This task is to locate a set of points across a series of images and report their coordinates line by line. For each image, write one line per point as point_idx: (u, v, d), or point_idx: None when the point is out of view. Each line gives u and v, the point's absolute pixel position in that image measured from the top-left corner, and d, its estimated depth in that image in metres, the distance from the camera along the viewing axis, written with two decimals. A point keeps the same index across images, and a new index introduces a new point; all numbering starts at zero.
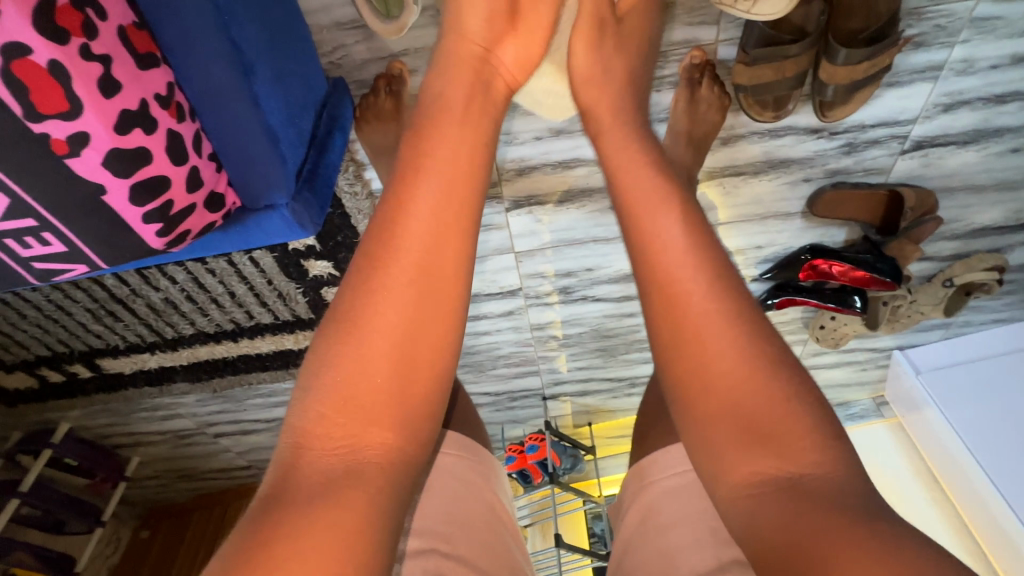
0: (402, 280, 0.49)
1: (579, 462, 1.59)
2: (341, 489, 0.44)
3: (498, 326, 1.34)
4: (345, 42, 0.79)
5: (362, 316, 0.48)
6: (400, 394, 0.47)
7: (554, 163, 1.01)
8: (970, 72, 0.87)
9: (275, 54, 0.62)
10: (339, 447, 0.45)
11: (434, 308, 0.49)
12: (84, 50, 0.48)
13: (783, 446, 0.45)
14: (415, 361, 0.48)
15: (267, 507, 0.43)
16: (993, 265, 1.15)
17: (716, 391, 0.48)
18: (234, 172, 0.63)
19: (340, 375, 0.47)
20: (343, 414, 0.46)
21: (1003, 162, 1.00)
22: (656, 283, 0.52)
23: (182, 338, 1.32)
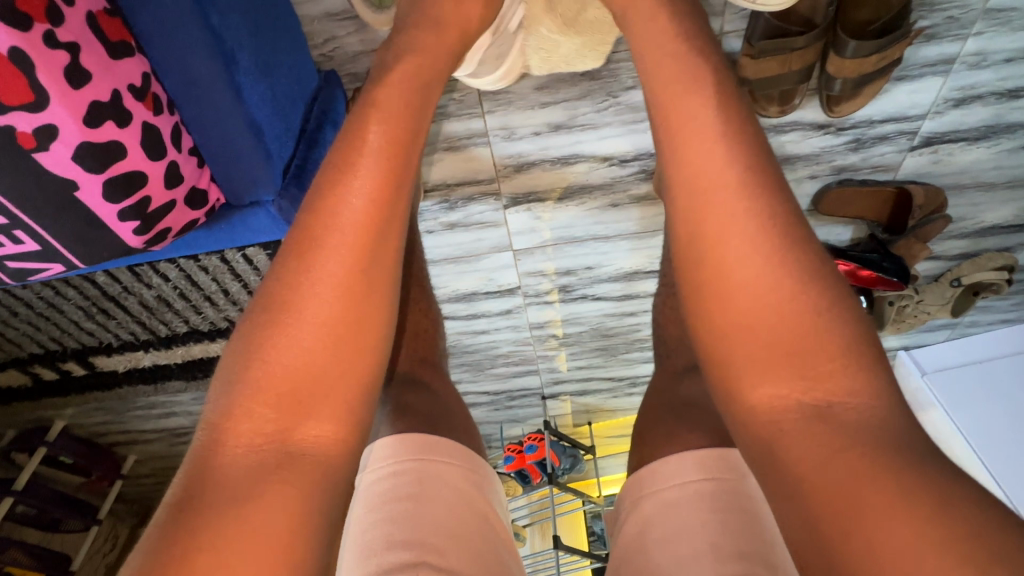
0: (336, 261, 0.47)
1: (578, 462, 1.57)
2: (265, 486, 0.41)
3: (496, 324, 1.32)
4: (336, 33, 0.77)
5: (294, 300, 0.46)
6: (337, 379, 0.46)
7: (553, 159, 0.99)
8: (983, 66, 0.84)
9: (259, 44, 0.60)
10: (267, 440, 0.43)
11: (372, 290, 0.48)
12: (49, 38, 0.45)
13: (809, 369, 0.43)
14: (352, 344, 0.47)
15: (183, 502, 0.40)
16: (1003, 264, 1.12)
17: (741, 303, 0.45)
18: (217, 168, 0.61)
19: (272, 363, 0.44)
20: (279, 402, 0.44)
21: (1014, 158, 0.98)
22: (680, 193, 0.50)
23: (176, 336, 1.31)
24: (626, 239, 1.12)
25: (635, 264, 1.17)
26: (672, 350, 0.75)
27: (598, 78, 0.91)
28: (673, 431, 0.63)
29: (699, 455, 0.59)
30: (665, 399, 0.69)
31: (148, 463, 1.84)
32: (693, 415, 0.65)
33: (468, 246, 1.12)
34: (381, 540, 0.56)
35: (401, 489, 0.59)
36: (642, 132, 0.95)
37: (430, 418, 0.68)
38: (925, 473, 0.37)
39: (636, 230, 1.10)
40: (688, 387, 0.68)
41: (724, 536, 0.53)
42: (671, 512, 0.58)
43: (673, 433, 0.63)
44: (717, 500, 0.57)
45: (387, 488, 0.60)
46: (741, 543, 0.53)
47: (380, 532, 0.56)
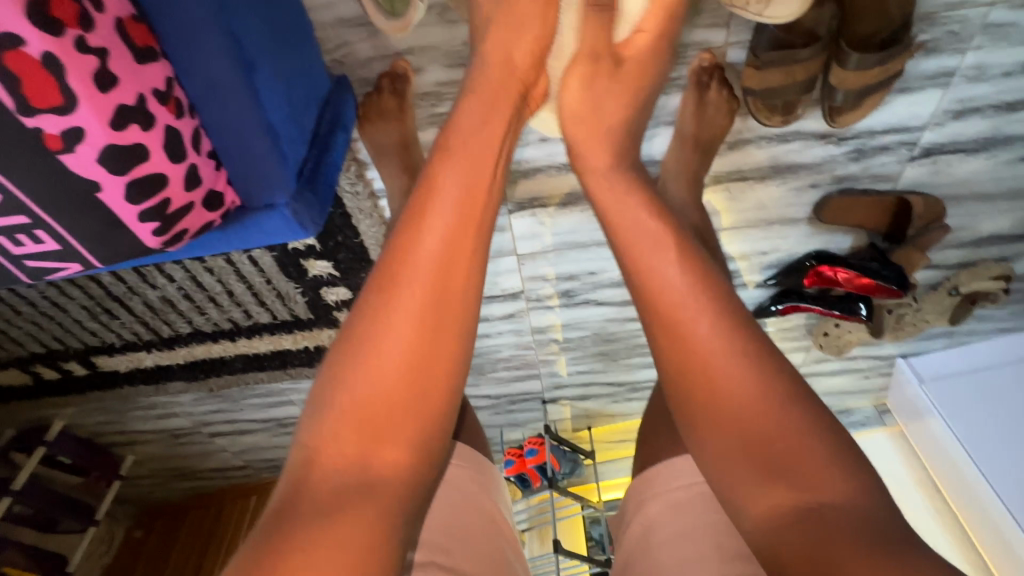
0: (412, 300, 0.52)
1: (578, 467, 1.58)
2: (349, 503, 0.47)
3: (499, 328, 1.33)
4: (348, 39, 0.78)
5: (373, 337, 0.51)
6: (411, 412, 0.50)
7: (559, 165, 0.99)
8: (981, 79, 0.85)
9: (277, 51, 0.61)
10: (350, 462, 0.49)
11: (441, 330, 0.52)
12: (79, 42, 0.46)
13: (802, 478, 0.49)
14: (424, 379, 0.51)
15: (275, 521, 0.46)
16: (1000, 274, 1.13)
17: (740, 435, 0.52)
18: (234, 170, 0.62)
19: (354, 394, 0.50)
20: (357, 427, 0.49)
21: (1012, 171, 0.99)
22: (675, 344, 0.57)
23: (179, 337, 1.31)
24: None
25: None
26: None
27: None
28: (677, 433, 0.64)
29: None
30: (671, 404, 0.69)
31: (146, 463, 1.84)
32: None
33: None
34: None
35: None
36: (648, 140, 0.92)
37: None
38: (905, 563, 0.43)
39: None
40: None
41: (730, 538, 0.54)
42: (675, 514, 0.59)
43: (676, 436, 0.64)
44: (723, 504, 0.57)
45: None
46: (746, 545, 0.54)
47: None
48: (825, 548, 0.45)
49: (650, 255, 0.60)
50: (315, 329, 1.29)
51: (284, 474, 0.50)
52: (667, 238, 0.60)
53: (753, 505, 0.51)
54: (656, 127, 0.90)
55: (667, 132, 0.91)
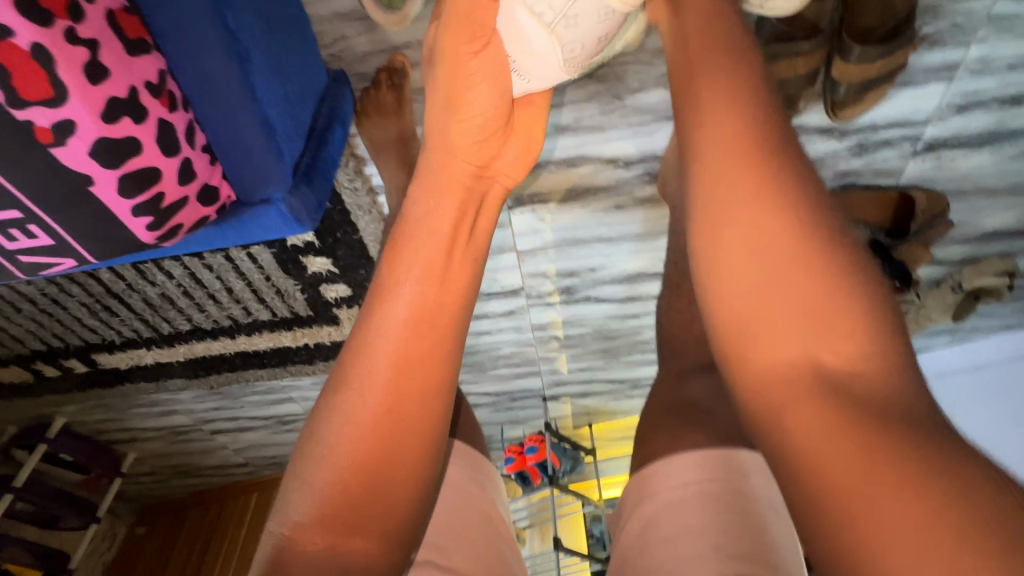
0: (377, 387, 0.49)
1: (579, 464, 1.58)
2: None
3: (499, 325, 1.32)
4: (346, 33, 0.77)
5: (339, 427, 0.48)
6: (383, 497, 0.47)
7: (558, 161, 0.97)
8: (986, 72, 0.84)
9: (273, 44, 0.60)
10: (318, 553, 0.45)
11: (412, 413, 0.49)
12: (69, 34, 0.46)
13: (830, 336, 0.41)
14: (393, 465, 0.48)
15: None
16: (1004, 269, 1.13)
17: (768, 276, 0.43)
18: (229, 165, 0.61)
19: (320, 487, 0.47)
20: (324, 519, 0.46)
21: (1017, 165, 0.98)
22: (720, 177, 0.46)
23: (178, 334, 1.31)
24: (630, 241, 1.11)
25: (638, 266, 1.18)
26: (679, 350, 0.75)
27: (605, 80, 0.88)
28: (677, 430, 0.64)
29: (703, 455, 0.60)
30: (671, 400, 0.69)
31: (148, 461, 1.84)
32: (698, 414, 0.65)
33: None
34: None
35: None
36: (648, 135, 0.94)
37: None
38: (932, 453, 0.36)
39: (641, 233, 1.10)
40: (694, 386, 0.69)
41: (728, 537, 0.54)
42: (674, 512, 0.58)
43: (675, 432, 0.63)
44: (721, 501, 0.57)
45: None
46: (744, 543, 0.54)
47: None
48: (841, 431, 0.38)
49: (700, 105, 0.49)
50: (314, 327, 1.29)
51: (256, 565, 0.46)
52: (728, 95, 0.48)
53: (764, 354, 0.43)
54: (656, 122, 0.92)
55: (666, 127, 0.93)
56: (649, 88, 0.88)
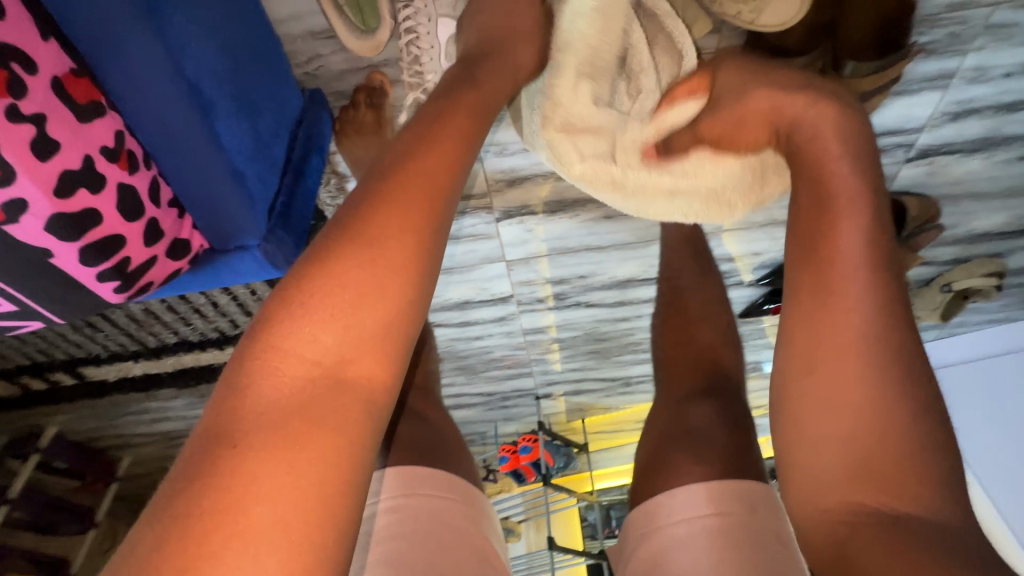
0: (397, 212, 0.46)
1: (571, 460, 1.60)
2: (300, 426, 0.37)
3: (490, 331, 1.32)
4: (319, 52, 0.73)
5: (352, 244, 0.43)
6: (385, 333, 0.42)
7: (546, 173, 0.95)
8: (981, 80, 0.82)
9: (239, 88, 0.57)
10: (314, 373, 0.39)
11: (420, 261, 0.46)
12: (12, 111, 0.42)
13: (886, 482, 0.44)
14: (400, 292, 0.44)
15: (211, 445, 0.36)
16: (993, 271, 1.12)
17: (821, 386, 0.49)
18: (198, 217, 0.59)
19: (321, 298, 0.41)
20: (323, 337, 0.40)
21: (1010, 169, 0.97)
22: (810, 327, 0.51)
23: (165, 347, 1.29)
24: (620, 249, 1.10)
25: (629, 272, 1.16)
26: (673, 372, 0.74)
27: None
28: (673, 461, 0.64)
29: (706, 488, 0.60)
30: (665, 425, 0.68)
31: (143, 463, 1.85)
32: (692, 442, 0.65)
33: (461, 257, 1.10)
34: None
35: (400, 527, 0.59)
36: None
37: (424, 448, 0.67)
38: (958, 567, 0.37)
39: (631, 240, 1.08)
40: (689, 411, 0.68)
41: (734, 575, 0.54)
42: (681, 550, 0.58)
43: (675, 464, 0.64)
44: (727, 538, 0.57)
45: (385, 526, 0.60)
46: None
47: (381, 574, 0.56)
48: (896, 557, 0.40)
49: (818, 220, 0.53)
50: None
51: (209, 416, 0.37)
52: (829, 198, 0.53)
53: (808, 456, 0.49)
54: None
55: None
56: None
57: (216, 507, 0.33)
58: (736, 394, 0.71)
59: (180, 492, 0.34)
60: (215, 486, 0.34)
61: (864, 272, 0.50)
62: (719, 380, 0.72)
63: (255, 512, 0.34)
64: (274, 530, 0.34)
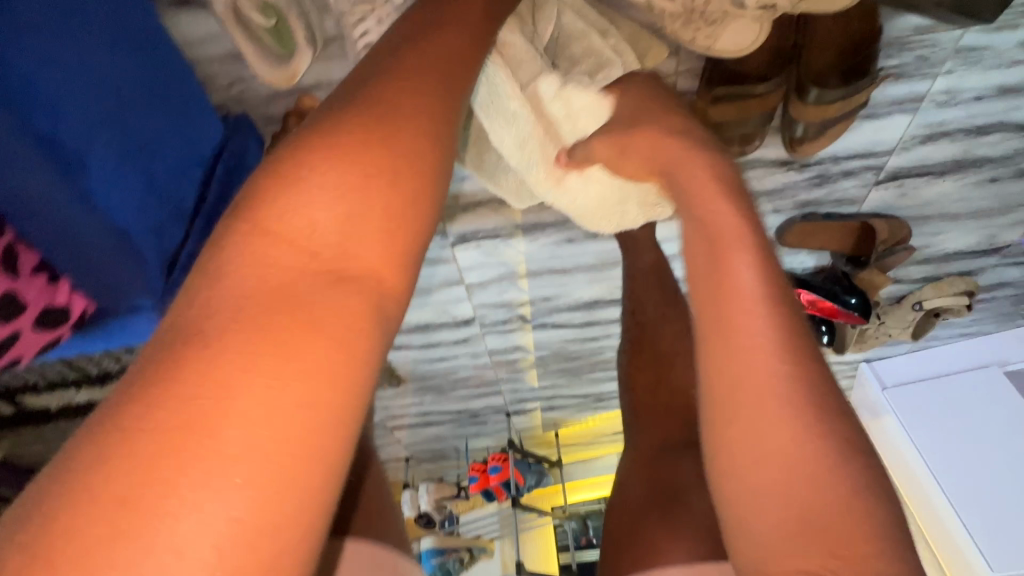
0: (420, 81, 0.40)
1: (544, 477, 1.57)
2: (287, 330, 0.30)
3: (455, 351, 1.27)
4: (242, 74, 0.67)
5: (373, 101, 0.38)
6: (402, 211, 0.36)
7: (502, 198, 0.89)
8: (952, 103, 0.78)
9: (120, 136, 0.53)
10: (320, 250, 0.33)
11: (446, 140, 0.40)
12: None
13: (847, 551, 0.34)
14: (420, 166, 0.37)
15: (167, 346, 0.28)
16: (965, 289, 1.12)
17: (748, 421, 0.39)
18: (78, 278, 0.51)
19: (334, 158, 0.35)
20: (339, 203, 0.34)
21: (981, 192, 0.95)
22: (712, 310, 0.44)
23: (107, 374, 1.22)
24: (584, 272, 1.05)
25: (596, 294, 1.12)
26: (638, 416, 0.68)
27: None
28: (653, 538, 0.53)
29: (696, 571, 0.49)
30: (642, 488, 0.59)
31: None
32: (680, 507, 0.55)
33: (419, 281, 1.05)
34: None
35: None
36: None
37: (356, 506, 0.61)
38: None
39: (596, 263, 1.03)
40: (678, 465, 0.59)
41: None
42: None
43: (654, 538, 0.53)
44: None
45: None
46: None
47: None
48: None
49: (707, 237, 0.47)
50: None
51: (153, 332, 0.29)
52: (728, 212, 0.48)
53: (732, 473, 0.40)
54: None
55: None
56: None
57: (171, 433, 0.25)
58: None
59: (84, 451, 0.25)
60: (165, 412, 0.26)
61: (743, 243, 0.46)
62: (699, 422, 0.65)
63: (219, 442, 0.26)
64: (257, 460, 0.26)
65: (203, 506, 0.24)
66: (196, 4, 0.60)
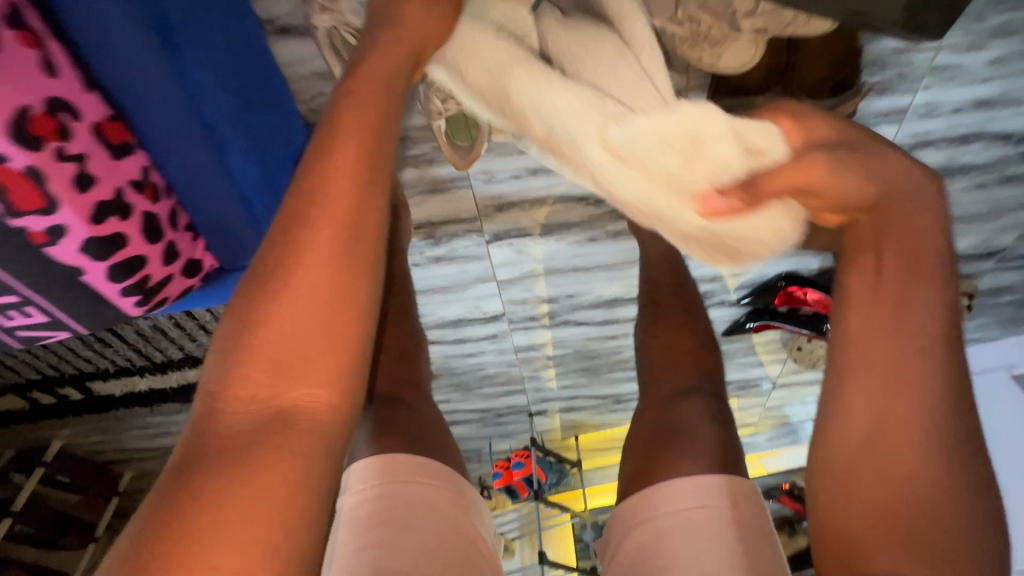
0: (326, 214, 0.44)
1: (564, 476, 1.64)
2: (260, 461, 0.38)
3: (483, 347, 1.37)
4: (322, 90, 0.81)
5: (279, 260, 0.43)
6: (326, 344, 0.41)
7: (532, 200, 1.01)
8: (933, 115, 0.89)
9: (251, 122, 0.64)
10: (263, 401, 0.40)
11: (362, 254, 0.44)
12: (59, 153, 0.50)
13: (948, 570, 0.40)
14: (346, 292, 0.43)
15: (172, 492, 0.36)
16: (965, 291, 1.19)
17: (882, 438, 0.44)
18: (210, 239, 0.66)
19: (259, 328, 0.41)
20: (270, 363, 0.40)
21: (969, 196, 1.03)
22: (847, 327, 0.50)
23: (171, 362, 1.35)
24: (605, 270, 1.16)
25: (615, 292, 1.22)
26: (657, 377, 0.79)
27: None
28: (666, 457, 0.69)
29: (692, 481, 0.65)
30: (653, 424, 0.73)
31: (144, 479, 1.89)
32: (679, 441, 0.70)
33: (456, 277, 1.16)
34: (368, 563, 0.61)
35: (385, 514, 0.65)
36: None
37: (414, 439, 0.73)
38: None
39: (616, 261, 1.14)
40: (680, 410, 0.72)
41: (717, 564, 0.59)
42: (664, 542, 0.63)
43: (670, 459, 0.69)
44: (710, 531, 0.62)
45: (372, 510, 0.66)
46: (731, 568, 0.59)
47: (364, 560, 0.62)
48: None
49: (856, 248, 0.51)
50: None
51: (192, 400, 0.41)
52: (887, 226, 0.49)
53: (823, 473, 0.47)
54: None
55: None
56: None
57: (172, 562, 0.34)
58: (720, 395, 0.75)
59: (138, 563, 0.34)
60: (172, 536, 0.35)
61: (909, 265, 0.48)
62: (705, 382, 0.76)
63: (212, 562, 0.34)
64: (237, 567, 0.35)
65: (212, 556, 0.34)
66: (292, 32, 0.73)
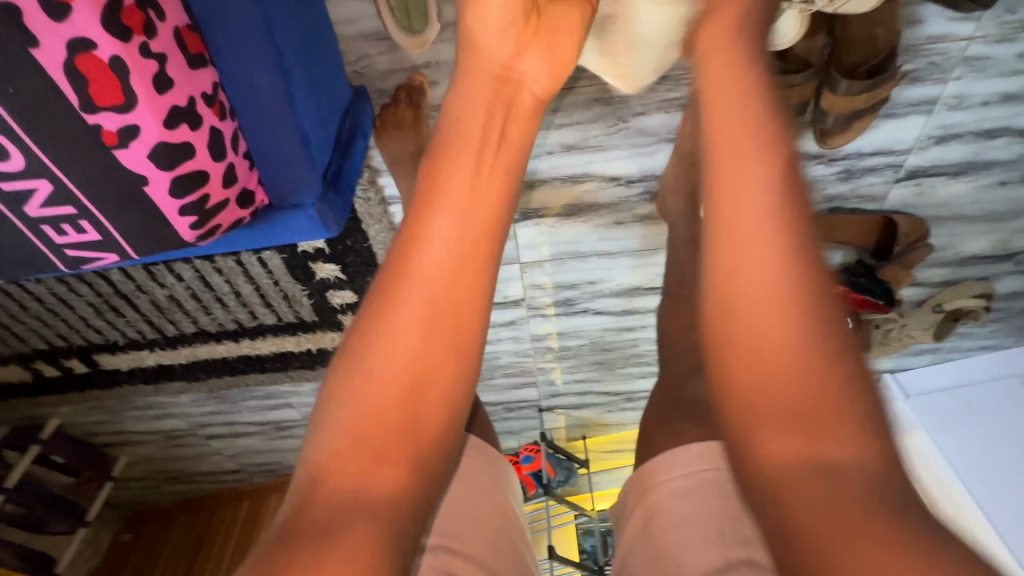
0: (420, 300, 0.49)
1: (572, 475, 1.60)
2: (348, 527, 0.45)
3: (499, 335, 1.35)
4: (368, 52, 0.82)
5: (375, 346, 0.49)
6: (421, 420, 0.48)
7: (563, 177, 1.03)
8: (961, 107, 0.91)
9: (311, 62, 0.68)
10: (352, 481, 0.46)
11: (460, 338, 0.50)
12: (143, 48, 0.51)
13: (825, 430, 0.45)
14: (436, 372, 0.49)
15: (277, 549, 0.44)
16: (982, 292, 1.20)
17: (747, 337, 0.49)
18: (265, 171, 0.68)
19: (359, 408, 0.48)
20: (364, 444, 0.47)
21: (991, 194, 1.05)
22: (794, 359, 0.47)
23: (183, 337, 1.32)
24: (628, 256, 1.16)
25: (635, 280, 1.22)
26: (675, 353, 0.79)
27: (610, 104, 0.94)
28: (679, 424, 0.67)
29: (707, 447, 0.63)
30: (668, 397, 0.72)
31: (138, 466, 1.83)
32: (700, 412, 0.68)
33: None
34: None
35: None
36: (650, 156, 1.00)
37: None
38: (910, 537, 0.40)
39: (639, 248, 1.15)
40: (692, 385, 0.72)
41: (731, 522, 0.59)
42: (681, 504, 0.62)
43: (679, 428, 0.67)
44: (724, 489, 0.61)
45: None
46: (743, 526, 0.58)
47: None
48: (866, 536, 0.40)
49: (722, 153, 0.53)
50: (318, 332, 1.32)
51: (297, 471, 0.49)
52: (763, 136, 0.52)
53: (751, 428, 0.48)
54: (657, 143, 0.99)
55: (666, 149, 1.00)
56: (650, 112, 0.95)
57: None
58: None
59: None
60: None
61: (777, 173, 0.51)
62: None
63: None
64: None
65: None
66: None
